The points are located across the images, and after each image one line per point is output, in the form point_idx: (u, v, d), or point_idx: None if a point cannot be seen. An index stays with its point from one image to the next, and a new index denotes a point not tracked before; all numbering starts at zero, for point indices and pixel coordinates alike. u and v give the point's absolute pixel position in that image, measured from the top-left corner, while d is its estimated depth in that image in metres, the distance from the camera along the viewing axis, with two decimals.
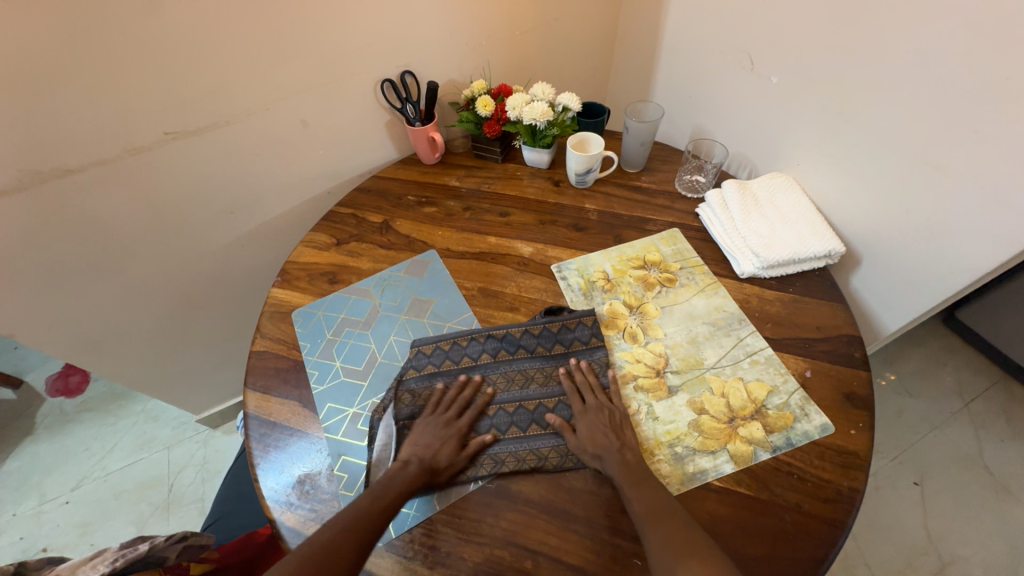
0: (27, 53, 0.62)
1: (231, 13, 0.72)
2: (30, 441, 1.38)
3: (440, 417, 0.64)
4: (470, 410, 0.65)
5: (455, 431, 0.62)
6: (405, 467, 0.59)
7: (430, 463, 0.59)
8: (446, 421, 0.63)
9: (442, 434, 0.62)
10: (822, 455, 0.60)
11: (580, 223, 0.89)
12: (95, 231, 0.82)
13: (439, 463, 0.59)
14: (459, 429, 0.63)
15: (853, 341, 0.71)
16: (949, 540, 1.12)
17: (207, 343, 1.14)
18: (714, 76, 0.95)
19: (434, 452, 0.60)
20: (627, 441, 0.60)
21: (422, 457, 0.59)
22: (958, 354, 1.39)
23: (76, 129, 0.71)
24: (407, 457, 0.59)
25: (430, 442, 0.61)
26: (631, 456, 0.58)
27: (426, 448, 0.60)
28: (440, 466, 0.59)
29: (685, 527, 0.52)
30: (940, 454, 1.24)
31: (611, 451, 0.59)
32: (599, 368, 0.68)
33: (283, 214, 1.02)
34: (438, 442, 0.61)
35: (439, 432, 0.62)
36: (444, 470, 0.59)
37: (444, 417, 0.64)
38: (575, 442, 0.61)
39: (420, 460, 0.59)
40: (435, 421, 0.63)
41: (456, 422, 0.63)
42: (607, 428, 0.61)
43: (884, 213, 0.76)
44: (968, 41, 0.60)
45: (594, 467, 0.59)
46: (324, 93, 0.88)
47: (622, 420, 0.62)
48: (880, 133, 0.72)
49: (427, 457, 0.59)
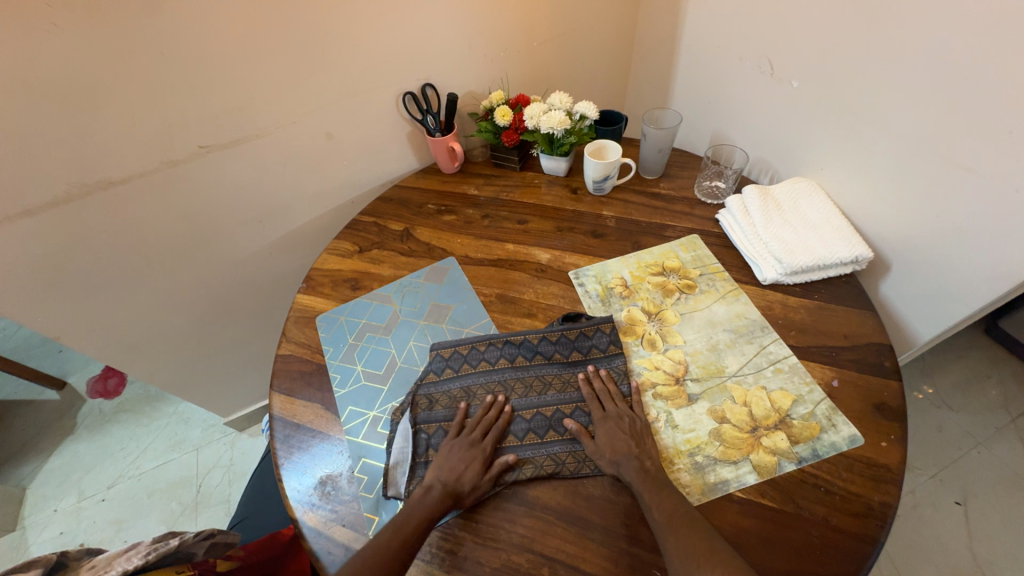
0: (75, 75, 0.67)
1: (260, 33, 0.76)
2: (72, 440, 1.46)
3: (465, 438, 0.62)
4: (493, 429, 0.64)
5: (480, 451, 0.61)
6: (428, 492, 0.58)
7: (455, 487, 0.58)
8: (471, 442, 0.62)
9: (468, 455, 0.61)
10: (850, 467, 0.58)
11: (598, 229, 0.89)
12: (133, 240, 0.86)
13: (464, 487, 0.58)
14: (485, 451, 0.61)
15: (883, 349, 0.69)
16: (996, 564, 1.05)
17: (236, 348, 1.18)
18: (733, 82, 0.95)
19: (459, 475, 0.59)
20: (646, 450, 0.59)
21: (445, 481, 0.58)
22: (1003, 366, 1.31)
23: (119, 144, 0.76)
24: (432, 481, 0.59)
25: (455, 464, 0.60)
26: (650, 464, 0.58)
27: (447, 471, 0.59)
28: (465, 490, 0.58)
29: (703, 537, 0.51)
30: (984, 472, 1.17)
31: (630, 459, 0.58)
32: (617, 376, 0.68)
33: (309, 223, 1.05)
34: (463, 465, 0.60)
35: (465, 454, 0.61)
36: (468, 494, 0.58)
37: (464, 440, 0.62)
38: (594, 449, 0.60)
39: (443, 485, 0.58)
40: (462, 441, 0.62)
41: (482, 442, 0.62)
42: (627, 436, 0.60)
43: (914, 217, 0.74)
44: (994, 38, 0.58)
45: (611, 472, 0.59)
46: (348, 106, 0.91)
47: (643, 428, 0.61)
48: (907, 136, 0.71)
49: (452, 480, 0.58)
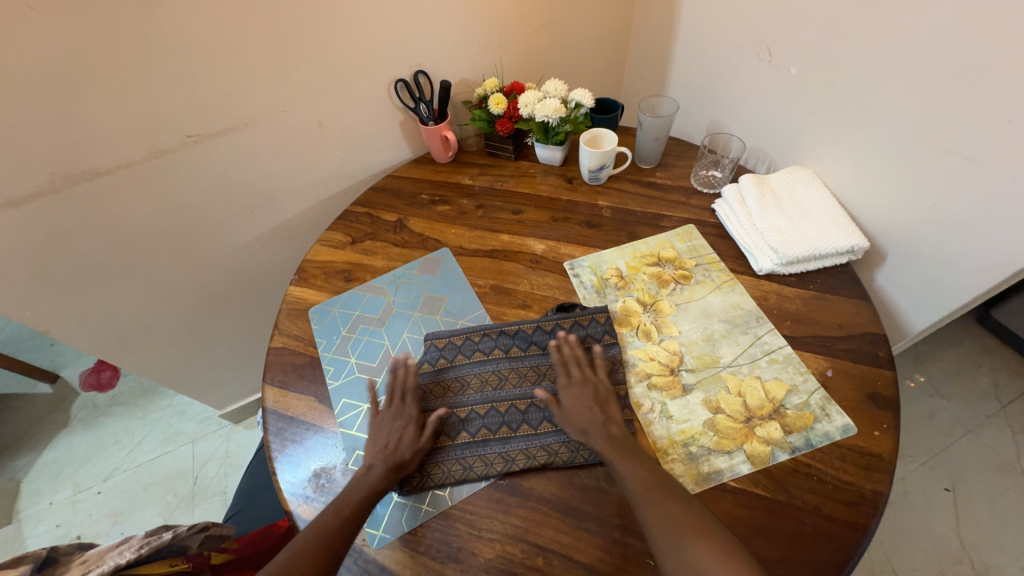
0: (55, 61, 0.65)
1: (247, 17, 0.74)
2: (65, 433, 1.45)
3: (389, 413, 0.63)
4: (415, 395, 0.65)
5: (408, 420, 0.63)
6: (370, 471, 0.58)
7: (396, 457, 0.59)
8: (394, 414, 0.63)
9: (396, 426, 0.62)
10: (843, 457, 0.58)
11: (593, 219, 0.88)
12: (120, 231, 0.84)
13: (404, 456, 0.60)
14: (412, 417, 0.63)
15: (878, 339, 0.69)
16: (983, 548, 1.07)
17: (228, 340, 1.17)
18: (731, 69, 0.93)
19: (396, 447, 0.60)
20: (610, 416, 0.61)
21: (384, 453, 0.59)
22: (994, 355, 1.33)
23: (103, 134, 0.74)
24: (371, 460, 0.59)
25: (388, 438, 0.61)
26: (617, 430, 0.59)
27: (384, 443, 0.60)
28: (406, 458, 0.60)
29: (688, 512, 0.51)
30: (974, 459, 1.19)
31: (596, 425, 0.60)
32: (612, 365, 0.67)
33: (301, 214, 1.04)
34: (394, 437, 0.61)
35: (394, 425, 0.62)
36: (410, 460, 0.60)
37: (388, 410, 0.64)
38: (563, 417, 0.62)
39: (384, 457, 0.59)
40: (386, 416, 0.63)
41: (407, 411, 0.64)
42: (591, 402, 0.62)
43: (911, 207, 0.73)
44: (997, 21, 0.57)
45: (581, 441, 0.60)
46: (339, 94, 0.89)
47: (607, 393, 0.63)
48: (904, 125, 0.70)
49: (391, 454, 0.59)
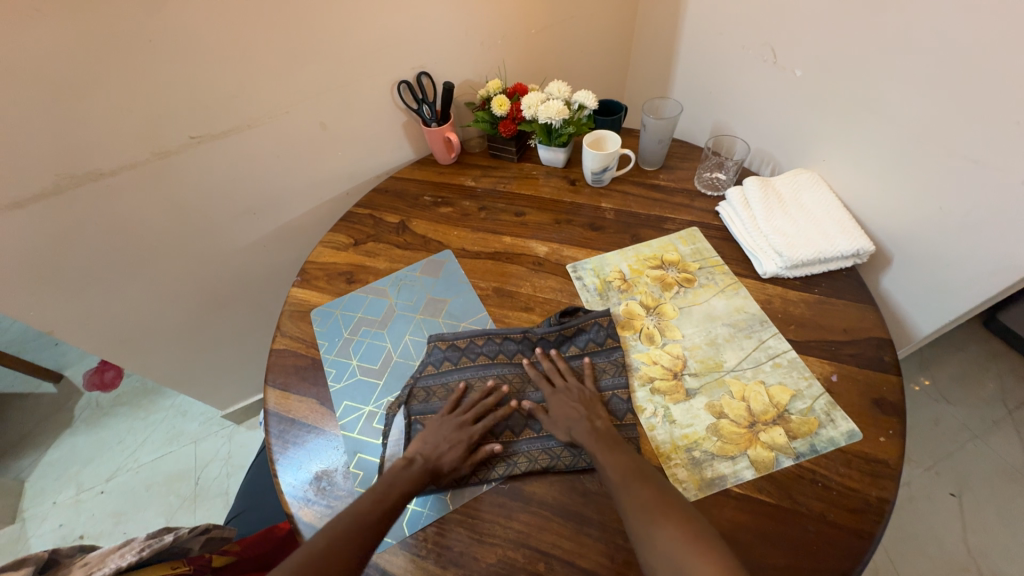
0: (60, 63, 0.65)
1: (250, 19, 0.74)
2: (69, 433, 1.45)
3: (454, 419, 0.63)
4: (485, 417, 0.64)
5: (466, 436, 0.61)
6: (409, 466, 0.58)
7: (435, 465, 0.59)
8: (459, 425, 0.62)
9: (453, 437, 0.61)
10: (848, 463, 0.58)
11: (596, 221, 0.88)
12: (123, 232, 0.85)
13: (444, 467, 0.59)
14: (471, 437, 0.61)
15: (883, 344, 0.68)
16: (989, 554, 1.06)
17: (231, 341, 1.17)
18: (735, 71, 0.92)
19: (440, 455, 0.59)
20: (595, 413, 0.62)
21: (427, 456, 0.59)
22: (999, 359, 1.32)
23: (107, 135, 0.74)
24: (413, 457, 0.59)
25: (440, 443, 0.60)
26: (600, 425, 0.60)
27: (433, 447, 0.60)
28: (445, 470, 0.59)
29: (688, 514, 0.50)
30: (979, 464, 1.18)
31: (580, 421, 0.61)
32: (613, 369, 0.67)
33: (303, 215, 1.04)
34: (445, 445, 0.60)
35: (451, 434, 0.61)
36: (446, 474, 0.59)
37: (454, 419, 0.63)
38: (549, 421, 0.62)
39: (425, 460, 0.59)
40: (449, 422, 0.63)
41: (470, 427, 0.62)
42: (577, 404, 0.63)
43: (918, 210, 0.73)
44: (1006, 23, 0.56)
45: (566, 439, 0.61)
46: (342, 95, 0.89)
47: (592, 396, 0.64)
48: (911, 127, 0.69)
49: (433, 459, 0.59)
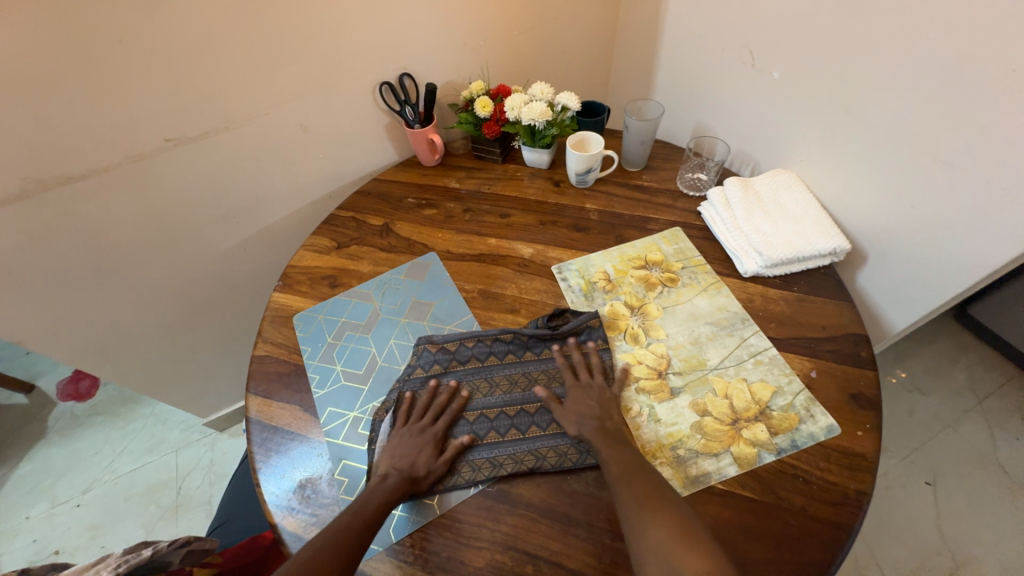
0: (25, 62, 0.63)
1: (227, 19, 0.72)
2: (42, 445, 1.40)
3: (415, 426, 0.63)
4: (444, 413, 0.64)
5: (431, 437, 0.62)
6: (385, 479, 0.58)
7: (411, 472, 0.58)
8: (420, 428, 0.62)
9: (418, 441, 0.61)
10: (828, 457, 0.59)
11: (581, 222, 0.88)
12: (96, 237, 0.82)
13: (419, 472, 0.59)
14: (436, 436, 0.62)
15: (860, 340, 0.70)
16: (962, 540, 1.10)
17: (211, 347, 1.14)
18: (715, 73, 0.94)
19: (413, 460, 0.59)
20: (611, 415, 0.61)
21: (400, 465, 0.59)
22: (970, 351, 1.36)
23: (77, 138, 0.72)
24: (387, 469, 0.59)
25: (407, 451, 0.60)
26: (611, 425, 0.60)
27: (402, 456, 0.60)
28: (421, 474, 0.59)
29: (672, 511, 0.51)
30: (952, 452, 1.21)
31: (590, 418, 0.61)
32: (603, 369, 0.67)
33: (285, 218, 1.02)
34: (414, 451, 0.60)
35: (415, 439, 0.61)
36: (425, 477, 0.59)
37: (413, 424, 0.63)
38: (563, 413, 0.63)
39: (399, 469, 0.58)
40: (410, 429, 0.62)
41: (432, 428, 0.63)
42: (593, 403, 0.63)
43: (893, 209, 0.75)
44: (975, 27, 0.58)
45: (573, 433, 0.61)
46: (323, 97, 0.88)
47: (612, 398, 0.63)
48: (884, 128, 0.71)
49: (407, 466, 0.59)
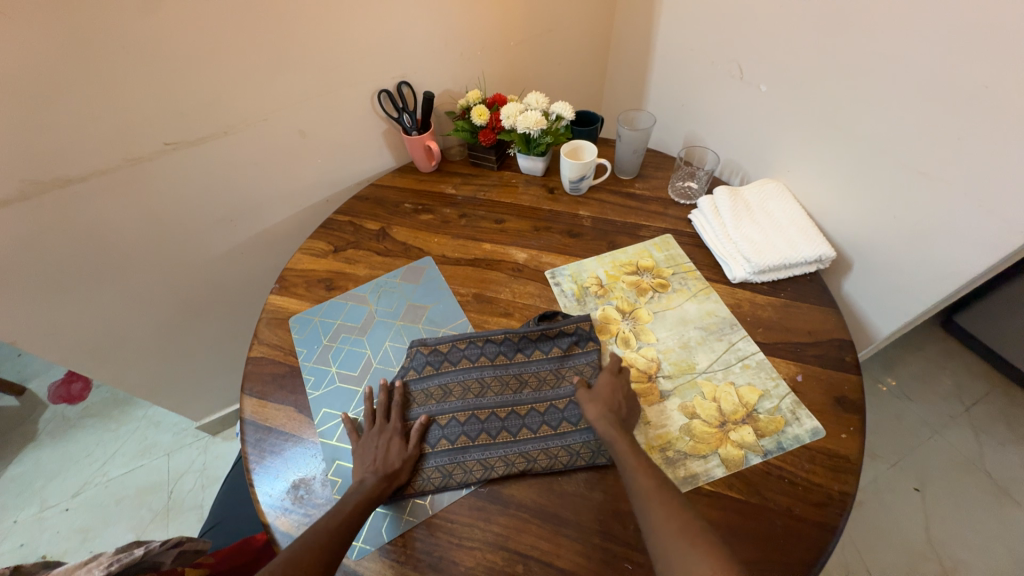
0: (28, 66, 0.64)
1: (230, 27, 0.74)
2: (32, 447, 1.39)
3: (372, 431, 0.63)
4: (394, 409, 0.65)
5: (390, 433, 0.63)
6: (362, 483, 0.58)
7: (386, 469, 0.59)
8: (378, 430, 0.63)
9: (380, 441, 0.62)
10: (813, 459, 0.60)
11: (574, 229, 0.90)
12: (93, 238, 0.83)
13: (393, 467, 0.60)
14: (394, 430, 0.63)
15: (844, 345, 0.72)
16: (950, 545, 1.11)
17: (206, 350, 1.15)
18: (705, 85, 0.96)
19: (383, 460, 0.60)
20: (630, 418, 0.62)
21: (374, 468, 0.59)
22: (956, 358, 1.39)
23: (78, 140, 0.73)
24: (361, 475, 0.59)
25: (374, 454, 0.60)
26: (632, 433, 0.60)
27: (371, 458, 0.60)
28: (395, 468, 0.60)
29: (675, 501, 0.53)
30: (940, 458, 1.23)
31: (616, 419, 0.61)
32: (589, 371, 0.68)
33: (282, 222, 1.03)
34: (381, 451, 0.61)
35: (378, 441, 0.62)
36: (401, 469, 0.60)
37: (369, 426, 0.64)
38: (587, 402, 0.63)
39: (374, 470, 0.59)
40: (369, 434, 0.63)
41: (388, 426, 0.63)
42: (622, 400, 0.63)
43: (874, 217, 0.77)
44: (950, 44, 0.61)
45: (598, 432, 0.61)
46: (322, 103, 0.90)
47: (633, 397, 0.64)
48: (865, 140, 0.74)
49: (379, 467, 0.59)
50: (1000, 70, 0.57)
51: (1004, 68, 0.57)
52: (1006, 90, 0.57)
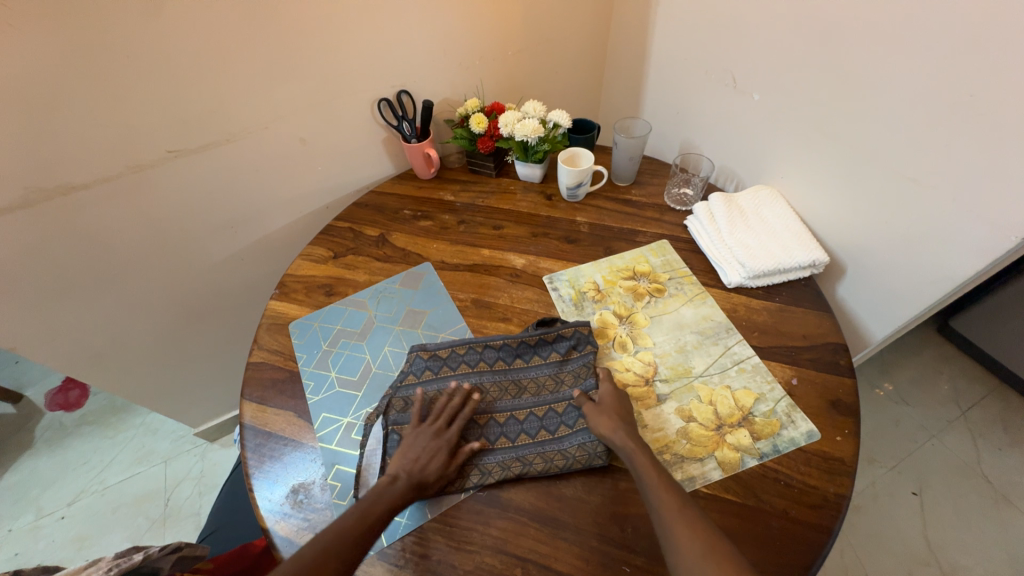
0: (32, 76, 0.65)
1: (234, 38, 0.76)
2: (29, 455, 1.39)
3: (429, 428, 0.62)
4: (458, 418, 0.64)
5: (443, 442, 0.61)
6: (393, 483, 0.57)
7: (420, 478, 0.58)
8: (434, 433, 0.62)
9: (431, 445, 0.61)
10: (808, 462, 0.61)
11: (572, 235, 0.91)
12: (94, 245, 0.83)
13: (428, 478, 0.58)
14: (448, 442, 0.61)
15: (838, 348, 0.72)
16: (949, 549, 1.11)
17: (206, 356, 1.15)
18: (700, 94, 0.98)
19: (423, 466, 0.59)
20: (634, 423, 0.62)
21: (409, 473, 0.58)
22: (953, 363, 1.39)
23: (81, 148, 0.74)
24: (396, 472, 0.58)
25: (418, 456, 0.60)
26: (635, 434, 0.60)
27: (411, 462, 0.59)
28: (429, 480, 0.58)
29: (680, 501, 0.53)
30: (938, 462, 1.24)
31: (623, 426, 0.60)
32: (584, 371, 0.68)
33: (283, 228, 1.04)
34: (426, 456, 0.60)
35: (428, 445, 0.61)
36: (433, 484, 0.59)
37: (429, 427, 0.63)
38: (594, 410, 0.62)
39: (407, 476, 0.58)
40: (424, 432, 0.62)
41: (444, 433, 0.62)
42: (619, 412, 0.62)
43: (865, 223, 0.78)
44: (934, 54, 0.62)
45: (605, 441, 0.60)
46: (322, 111, 0.91)
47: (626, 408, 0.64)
48: (856, 145, 0.75)
49: (416, 472, 0.58)
50: (984, 80, 0.59)
51: (987, 78, 0.58)
52: (990, 98, 0.59)
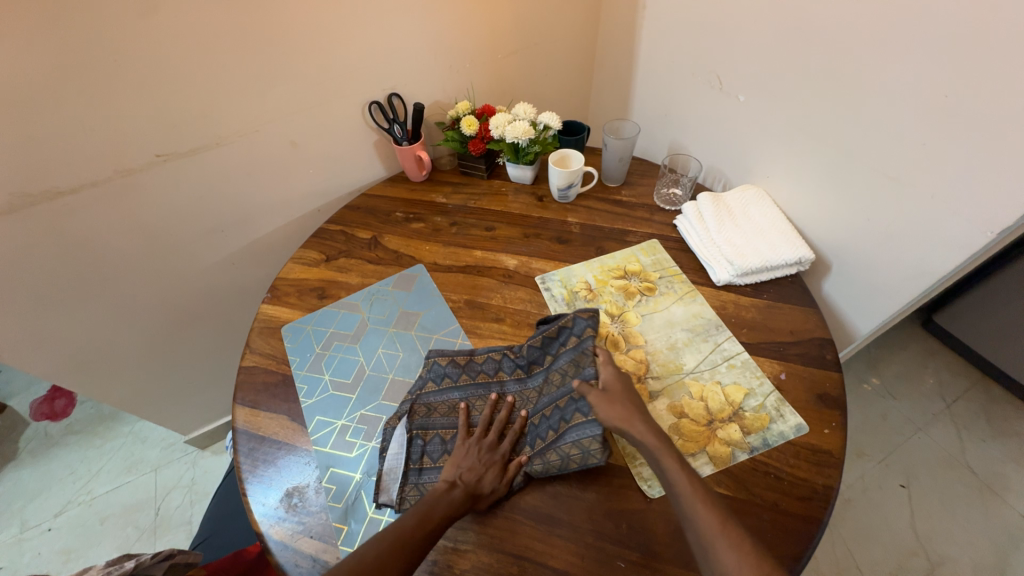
0: (17, 80, 0.64)
1: (224, 42, 0.76)
2: (13, 467, 1.36)
3: (482, 440, 0.63)
4: (510, 431, 0.64)
5: (498, 455, 0.62)
6: (450, 490, 0.57)
7: (475, 488, 0.58)
8: (486, 445, 0.62)
9: (486, 457, 0.61)
10: (797, 454, 0.62)
11: (563, 235, 0.92)
12: (81, 250, 0.82)
13: (483, 489, 0.59)
14: (501, 455, 0.62)
15: (825, 343, 0.74)
16: (938, 540, 1.13)
17: (196, 362, 1.14)
18: (687, 96, 1.00)
19: (479, 477, 0.59)
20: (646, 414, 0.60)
21: (465, 481, 0.58)
22: (937, 357, 1.42)
23: (68, 153, 0.73)
24: (453, 480, 0.59)
25: (474, 466, 0.60)
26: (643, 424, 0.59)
27: (468, 471, 0.59)
28: (484, 492, 0.58)
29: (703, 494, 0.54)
30: (926, 455, 1.26)
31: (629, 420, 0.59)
32: (584, 358, 0.66)
33: (273, 232, 1.04)
34: (480, 467, 0.60)
35: (483, 456, 0.61)
36: (486, 496, 0.59)
37: (483, 439, 0.63)
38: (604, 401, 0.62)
39: (464, 485, 0.58)
40: (477, 443, 0.62)
41: (498, 446, 0.62)
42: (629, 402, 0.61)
43: (850, 219, 0.80)
44: (911, 56, 0.64)
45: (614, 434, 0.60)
46: (313, 115, 0.91)
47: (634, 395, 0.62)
48: (838, 143, 0.77)
49: (473, 481, 0.59)
50: (959, 80, 0.61)
51: (962, 79, 0.60)
52: (964, 98, 0.61)
